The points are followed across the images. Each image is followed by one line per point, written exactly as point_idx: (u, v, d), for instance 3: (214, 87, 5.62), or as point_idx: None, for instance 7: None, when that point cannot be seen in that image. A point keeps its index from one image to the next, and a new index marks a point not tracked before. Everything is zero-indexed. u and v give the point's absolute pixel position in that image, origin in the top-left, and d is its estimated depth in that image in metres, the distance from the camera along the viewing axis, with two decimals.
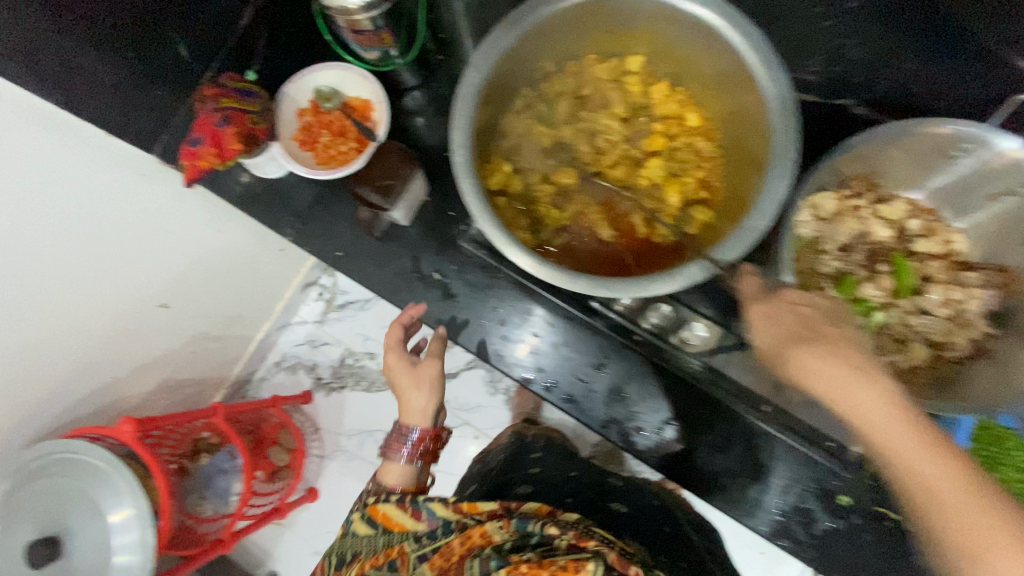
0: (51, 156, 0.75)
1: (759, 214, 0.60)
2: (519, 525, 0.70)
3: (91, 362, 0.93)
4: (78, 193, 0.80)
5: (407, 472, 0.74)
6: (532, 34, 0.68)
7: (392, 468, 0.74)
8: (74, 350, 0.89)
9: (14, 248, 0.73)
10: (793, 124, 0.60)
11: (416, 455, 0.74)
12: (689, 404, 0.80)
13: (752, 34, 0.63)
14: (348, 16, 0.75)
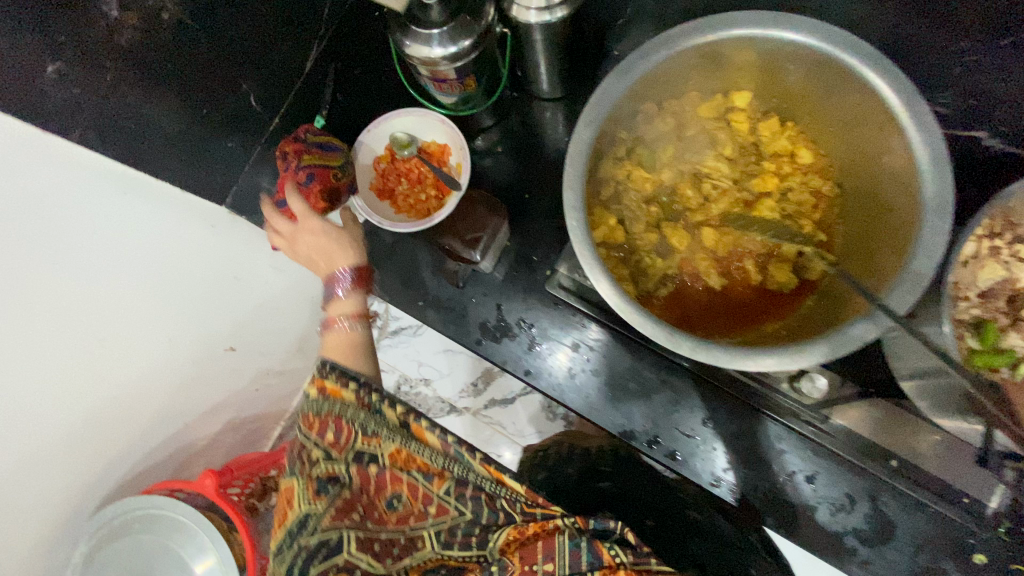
0: (117, 211, 0.70)
1: (913, 276, 0.54)
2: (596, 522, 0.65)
3: (169, 414, 0.84)
4: (147, 244, 0.74)
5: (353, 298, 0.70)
6: (640, 82, 0.63)
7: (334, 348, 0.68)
8: (149, 409, 0.80)
9: (92, 311, 0.67)
10: (948, 177, 0.54)
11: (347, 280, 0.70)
12: (803, 458, 0.76)
13: (897, 72, 0.56)
14: (431, 66, 0.73)
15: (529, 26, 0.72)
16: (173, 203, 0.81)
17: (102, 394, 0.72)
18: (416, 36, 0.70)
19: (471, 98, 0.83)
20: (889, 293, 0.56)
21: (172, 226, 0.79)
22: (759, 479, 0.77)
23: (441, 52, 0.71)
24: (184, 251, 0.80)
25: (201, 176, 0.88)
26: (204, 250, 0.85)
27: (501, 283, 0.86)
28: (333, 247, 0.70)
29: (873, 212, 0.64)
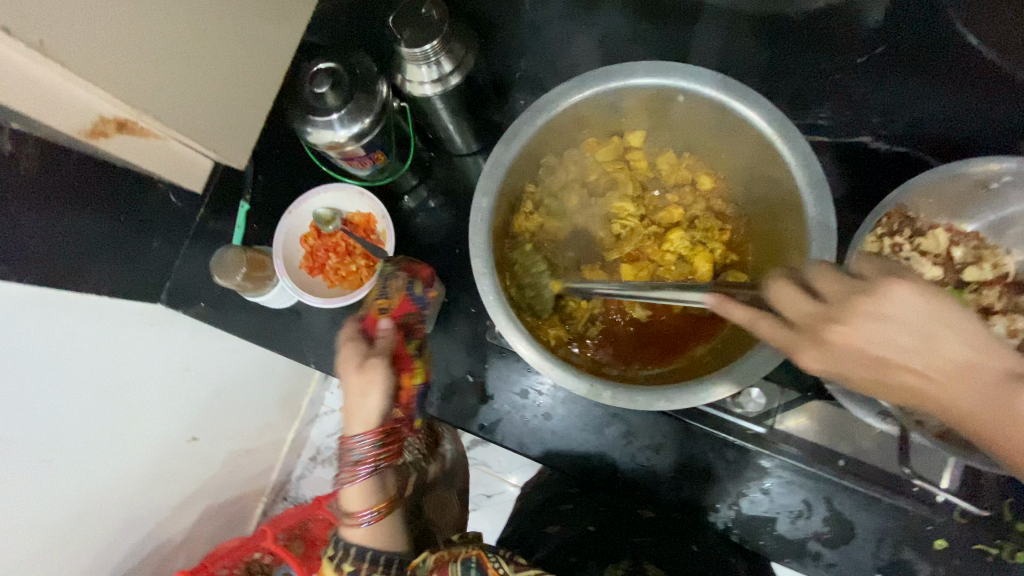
0: (49, 336, 0.67)
1: None
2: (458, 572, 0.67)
3: (134, 513, 0.83)
4: (87, 356, 0.72)
5: (373, 489, 0.74)
6: (531, 144, 0.65)
7: (352, 494, 0.74)
8: (110, 514, 0.79)
9: (38, 434, 0.66)
10: (826, 197, 0.57)
11: (376, 462, 0.73)
12: (760, 472, 0.77)
13: (764, 104, 0.59)
14: (338, 148, 0.74)
15: (427, 97, 0.74)
16: (112, 313, 0.80)
17: (59, 511, 0.70)
18: (318, 123, 0.72)
19: (386, 169, 0.84)
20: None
21: (118, 335, 0.79)
22: (717, 499, 0.78)
23: (346, 133, 0.72)
24: (127, 353, 0.79)
25: (131, 278, 0.86)
26: (147, 349, 0.83)
27: (442, 342, 0.86)
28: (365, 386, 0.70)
29: (771, 233, 0.66)
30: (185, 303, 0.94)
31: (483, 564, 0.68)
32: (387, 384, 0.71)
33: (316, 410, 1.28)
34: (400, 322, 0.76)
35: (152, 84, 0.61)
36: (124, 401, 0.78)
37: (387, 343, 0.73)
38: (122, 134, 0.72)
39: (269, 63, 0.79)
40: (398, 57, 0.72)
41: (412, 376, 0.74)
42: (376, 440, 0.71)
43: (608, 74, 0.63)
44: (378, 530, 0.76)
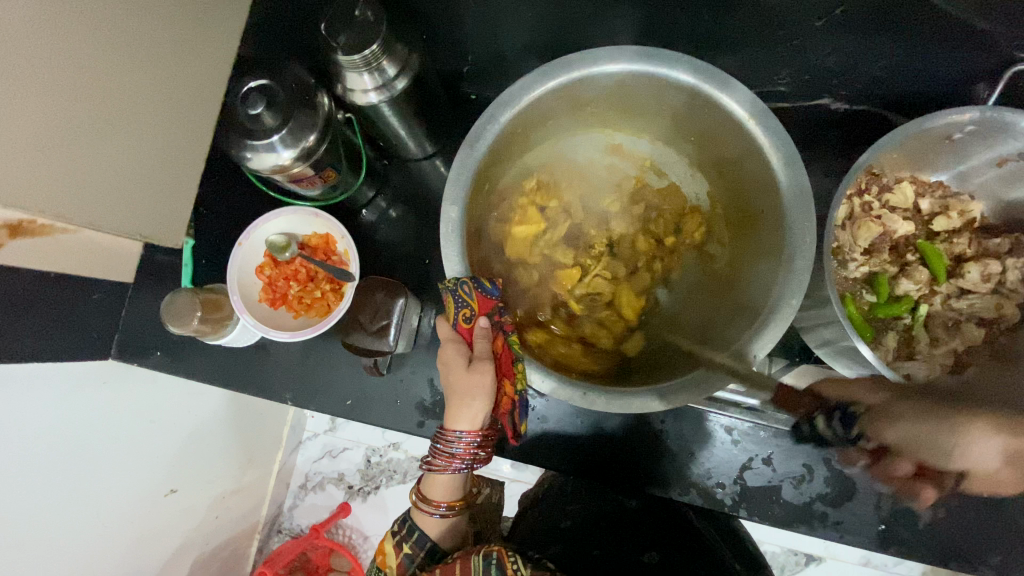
0: None
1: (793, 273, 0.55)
2: (480, 563, 0.57)
3: None
4: (36, 425, 0.65)
5: (457, 483, 0.64)
6: (494, 146, 0.61)
7: (435, 479, 0.63)
8: None
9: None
10: (802, 171, 0.55)
11: (464, 466, 0.60)
12: (759, 443, 0.77)
13: (731, 84, 0.57)
14: (283, 170, 0.68)
15: (372, 105, 0.69)
16: (58, 375, 0.73)
17: None
18: (258, 148, 0.65)
19: (338, 184, 0.78)
20: (776, 303, 0.55)
21: (63, 402, 0.70)
22: (721, 475, 0.77)
23: (290, 154, 0.66)
24: (77, 412, 0.72)
25: (74, 338, 0.79)
26: (103, 409, 0.76)
27: (424, 358, 0.83)
28: (457, 372, 0.58)
29: (746, 223, 0.64)
30: (141, 354, 0.86)
31: (502, 563, 0.57)
32: (491, 390, 0.58)
33: (298, 435, 1.21)
34: (496, 325, 0.61)
35: (42, 188, 0.55)
36: (84, 464, 0.71)
37: (489, 348, 0.59)
38: (17, 239, 0.64)
39: (178, 143, 0.72)
40: (334, 64, 0.66)
41: (515, 383, 0.59)
42: (476, 441, 0.59)
43: (576, 62, 0.59)
44: (450, 522, 0.65)
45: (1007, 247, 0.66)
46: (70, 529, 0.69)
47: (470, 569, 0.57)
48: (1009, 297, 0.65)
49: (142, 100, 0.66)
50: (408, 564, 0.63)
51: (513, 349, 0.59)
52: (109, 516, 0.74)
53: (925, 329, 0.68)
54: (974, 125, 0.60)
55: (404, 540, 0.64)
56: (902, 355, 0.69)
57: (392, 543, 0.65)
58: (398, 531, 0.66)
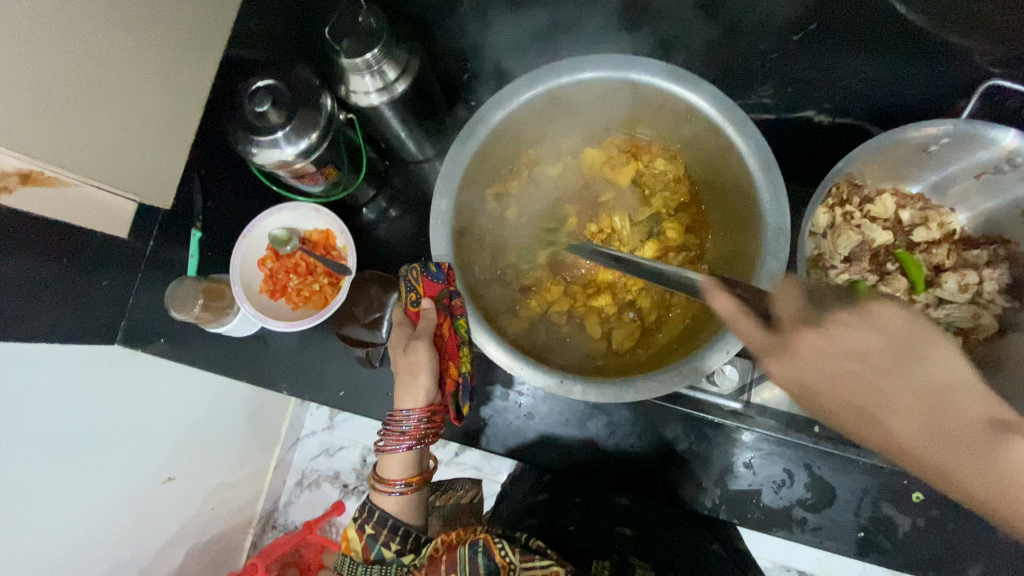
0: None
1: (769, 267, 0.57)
2: (470, 552, 0.58)
3: (121, 557, 0.79)
4: (44, 407, 0.69)
5: (410, 459, 0.66)
6: (485, 145, 0.64)
7: (389, 459, 0.66)
8: (91, 563, 0.74)
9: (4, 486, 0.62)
10: (777, 174, 0.58)
11: (412, 442, 0.63)
12: (741, 446, 0.78)
13: (710, 90, 0.60)
14: (286, 166, 0.72)
15: (374, 106, 0.73)
16: (66, 360, 0.76)
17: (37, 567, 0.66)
18: (263, 143, 0.69)
19: (339, 182, 0.81)
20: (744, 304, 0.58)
21: (71, 383, 0.74)
22: (701, 477, 0.79)
23: (292, 150, 0.70)
24: (85, 396, 0.75)
25: (83, 321, 0.82)
26: (109, 394, 0.79)
27: None
28: (399, 353, 0.63)
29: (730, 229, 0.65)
30: (143, 340, 0.91)
31: (489, 550, 0.58)
32: (433, 367, 0.62)
33: (296, 432, 1.24)
34: (443, 308, 0.63)
35: (39, 136, 0.58)
36: (90, 445, 0.74)
37: (431, 327, 0.62)
38: (28, 186, 0.70)
39: (161, 111, 0.74)
40: (339, 67, 0.70)
41: (457, 367, 0.62)
42: (423, 419, 0.62)
43: (569, 67, 0.62)
44: (411, 500, 0.67)
45: (986, 259, 0.67)
46: (75, 505, 0.72)
47: (456, 559, 0.59)
48: (987, 307, 0.67)
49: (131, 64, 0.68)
50: (374, 545, 0.64)
51: (457, 331, 0.61)
52: (111, 497, 0.77)
53: None
54: (948, 137, 0.61)
55: (366, 523, 0.65)
56: None
57: (355, 528, 0.65)
58: (360, 516, 0.66)
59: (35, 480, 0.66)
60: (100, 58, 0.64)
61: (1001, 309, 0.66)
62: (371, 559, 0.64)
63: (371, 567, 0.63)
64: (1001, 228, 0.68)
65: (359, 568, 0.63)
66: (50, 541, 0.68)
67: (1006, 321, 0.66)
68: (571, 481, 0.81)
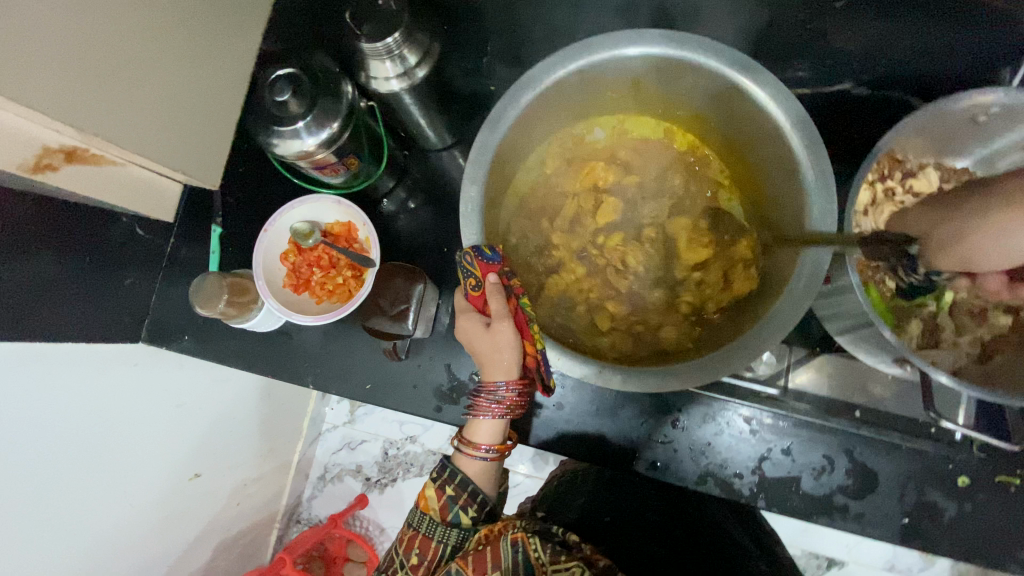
0: (24, 386, 0.63)
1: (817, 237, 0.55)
2: (511, 549, 0.57)
3: (150, 553, 0.79)
4: (72, 404, 0.68)
5: (501, 426, 0.63)
6: (513, 129, 0.62)
7: (481, 424, 0.63)
8: (122, 560, 0.74)
9: (33, 487, 0.62)
10: (824, 151, 0.55)
11: (504, 413, 0.61)
12: (780, 433, 0.76)
13: (747, 63, 0.57)
14: (308, 156, 0.70)
15: (394, 93, 0.71)
16: (91, 357, 0.76)
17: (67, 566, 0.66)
18: (284, 133, 0.67)
19: (361, 172, 0.80)
20: (795, 283, 0.55)
21: (96, 380, 0.74)
22: (739, 465, 0.77)
23: (314, 140, 0.68)
24: (113, 393, 0.75)
25: (105, 320, 0.81)
26: (131, 392, 0.78)
27: (442, 344, 0.84)
28: (480, 331, 0.60)
29: (775, 212, 0.62)
30: (169, 338, 0.90)
31: (526, 549, 0.57)
32: (511, 350, 0.58)
33: (317, 427, 1.24)
34: (506, 286, 0.60)
35: (87, 112, 0.56)
36: (118, 444, 0.74)
37: (505, 308, 0.59)
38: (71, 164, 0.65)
39: (200, 87, 0.71)
40: (359, 54, 0.68)
41: (535, 344, 0.59)
42: (516, 392, 0.60)
43: (599, 44, 0.60)
44: (491, 468, 0.64)
45: None
46: (102, 503, 0.72)
47: (499, 557, 0.56)
48: None
49: (169, 42, 0.66)
50: (452, 507, 0.61)
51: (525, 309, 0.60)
52: (140, 495, 0.77)
53: (950, 316, 0.67)
54: (1001, 106, 0.58)
55: (447, 484, 0.62)
56: (926, 343, 0.67)
57: (433, 487, 0.63)
58: (438, 476, 0.63)
59: (63, 478, 0.66)
60: (139, 30, 0.62)
61: None
62: (447, 521, 0.62)
63: (448, 531, 0.61)
64: None
65: (436, 530, 0.61)
66: (77, 543, 0.68)
67: None
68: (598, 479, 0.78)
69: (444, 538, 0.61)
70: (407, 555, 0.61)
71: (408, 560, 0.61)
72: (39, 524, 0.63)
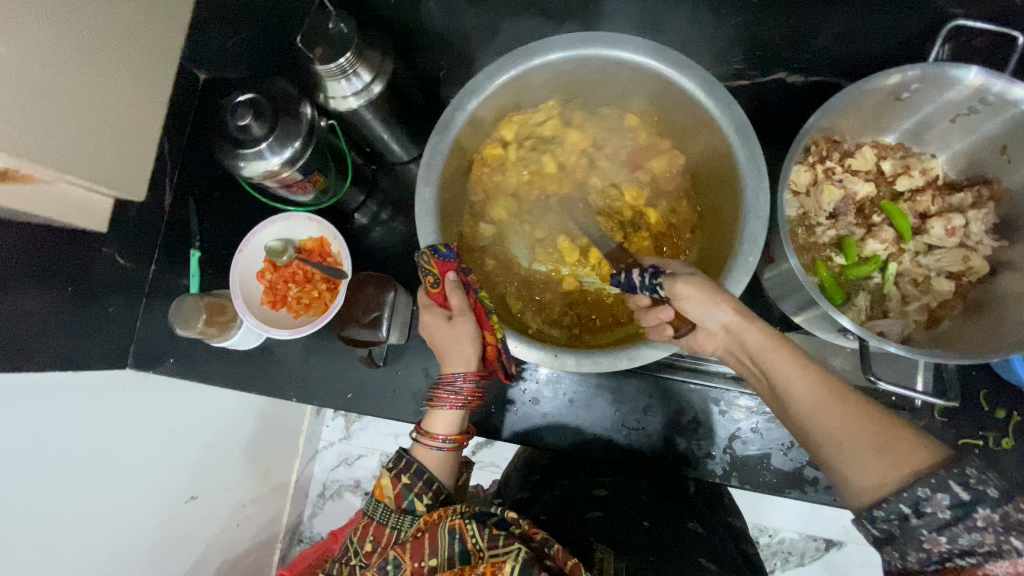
0: (13, 416, 0.65)
1: (752, 214, 0.58)
2: (450, 538, 0.57)
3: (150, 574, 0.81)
4: (60, 433, 0.70)
5: (460, 418, 0.67)
6: (462, 136, 0.66)
7: (438, 415, 0.66)
8: None
9: (27, 510, 0.64)
10: (752, 134, 0.59)
11: (462, 404, 0.64)
12: (748, 414, 0.79)
13: (676, 58, 0.62)
14: (274, 176, 0.74)
15: (353, 110, 0.74)
16: (80, 386, 0.78)
17: None
18: (248, 155, 0.70)
19: (328, 188, 0.83)
20: (731, 264, 0.59)
21: (90, 408, 0.77)
22: (710, 446, 0.79)
23: (278, 159, 0.71)
24: (103, 420, 0.77)
25: (92, 348, 0.84)
26: (121, 417, 0.80)
27: (418, 349, 0.87)
28: (440, 327, 0.63)
29: (719, 195, 0.66)
30: (155, 363, 0.92)
31: (463, 536, 0.57)
32: (472, 342, 0.62)
33: (314, 445, 1.26)
34: (464, 284, 0.64)
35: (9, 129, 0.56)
36: (110, 466, 0.76)
37: (465, 303, 0.62)
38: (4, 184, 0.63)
39: (133, 109, 0.73)
40: (315, 76, 0.72)
41: (495, 333, 0.62)
42: (474, 382, 0.63)
43: (540, 49, 0.63)
44: (449, 458, 0.67)
45: (970, 201, 0.68)
46: (101, 517, 0.74)
47: (437, 542, 0.58)
48: (976, 250, 0.67)
49: (110, 67, 0.68)
50: (407, 495, 0.63)
51: (484, 301, 0.63)
52: (134, 518, 0.79)
53: (896, 286, 0.70)
54: (919, 82, 0.62)
55: (402, 473, 0.64)
56: (875, 313, 0.70)
57: (389, 476, 0.64)
58: (394, 465, 0.65)
59: (65, 491, 0.69)
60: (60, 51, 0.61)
61: (990, 249, 0.67)
62: (402, 508, 0.63)
63: (402, 518, 0.62)
64: (981, 170, 0.69)
65: (390, 517, 0.62)
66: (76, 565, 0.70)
67: (996, 261, 0.66)
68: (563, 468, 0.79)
69: (397, 525, 0.62)
70: (360, 542, 0.62)
71: (362, 547, 0.61)
72: (42, 541, 0.65)
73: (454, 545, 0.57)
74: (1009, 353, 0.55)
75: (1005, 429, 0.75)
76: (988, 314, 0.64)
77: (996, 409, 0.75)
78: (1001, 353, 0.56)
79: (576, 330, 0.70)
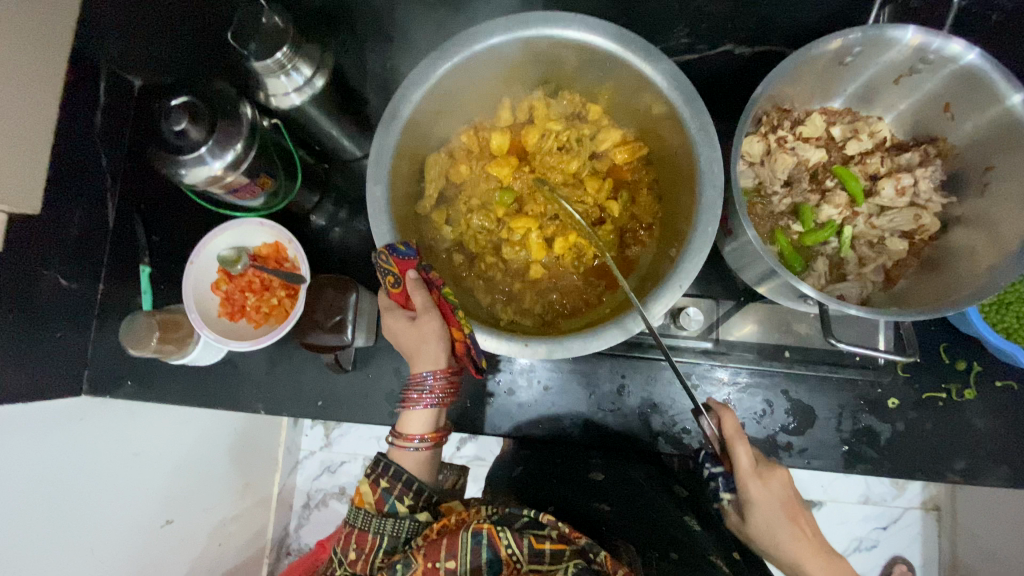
0: None
1: (708, 183, 0.58)
2: (483, 547, 0.57)
3: None
4: (21, 469, 0.66)
5: (434, 415, 0.65)
6: (408, 129, 0.64)
7: (410, 415, 0.64)
8: None
9: None
10: (700, 104, 0.59)
11: (434, 402, 0.63)
12: (721, 387, 0.79)
13: (619, 32, 0.61)
14: (218, 181, 0.70)
15: (295, 106, 0.72)
16: (36, 416, 0.73)
17: None
18: (188, 162, 0.67)
19: (278, 190, 0.80)
20: (691, 236, 0.59)
21: (48, 440, 0.72)
22: (686, 421, 0.79)
23: (220, 163, 0.68)
24: (63, 451, 0.73)
25: (43, 376, 0.79)
26: (81, 446, 0.76)
27: (386, 349, 0.85)
28: (409, 328, 0.62)
29: (677, 168, 0.65)
30: (112, 386, 0.88)
31: (493, 542, 0.57)
32: (438, 339, 0.61)
33: (294, 456, 1.23)
34: (427, 280, 0.62)
35: None
36: (77, 499, 0.72)
37: (428, 300, 0.61)
38: None
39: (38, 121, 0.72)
40: (254, 73, 0.69)
41: (461, 328, 0.61)
42: (445, 379, 0.62)
43: (480, 34, 0.62)
44: (428, 457, 0.65)
45: (918, 160, 0.69)
46: (72, 552, 0.70)
47: (457, 546, 0.57)
48: (926, 207, 0.68)
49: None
50: (388, 498, 0.62)
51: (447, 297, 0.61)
52: (107, 549, 0.75)
53: (853, 248, 0.70)
54: (858, 45, 0.62)
55: (380, 477, 0.63)
56: (834, 277, 0.71)
57: (367, 483, 0.63)
58: (371, 471, 0.64)
59: (31, 528, 0.66)
60: None
61: (940, 205, 0.68)
62: (384, 512, 0.62)
63: (384, 520, 0.61)
64: (926, 127, 0.70)
65: (371, 522, 0.61)
66: None
67: (948, 215, 0.68)
68: (540, 465, 0.78)
69: (379, 529, 0.61)
70: (346, 551, 0.61)
71: (346, 556, 0.61)
72: None
73: (480, 549, 0.57)
74: (964, 305, 0.57)
75: (966, 380, 0.77)
76: (949, 268, 0.65)
77: (957, 360, 0.78)
78: (961, 305, 0.57)
79: (547, 317, 0.69)
